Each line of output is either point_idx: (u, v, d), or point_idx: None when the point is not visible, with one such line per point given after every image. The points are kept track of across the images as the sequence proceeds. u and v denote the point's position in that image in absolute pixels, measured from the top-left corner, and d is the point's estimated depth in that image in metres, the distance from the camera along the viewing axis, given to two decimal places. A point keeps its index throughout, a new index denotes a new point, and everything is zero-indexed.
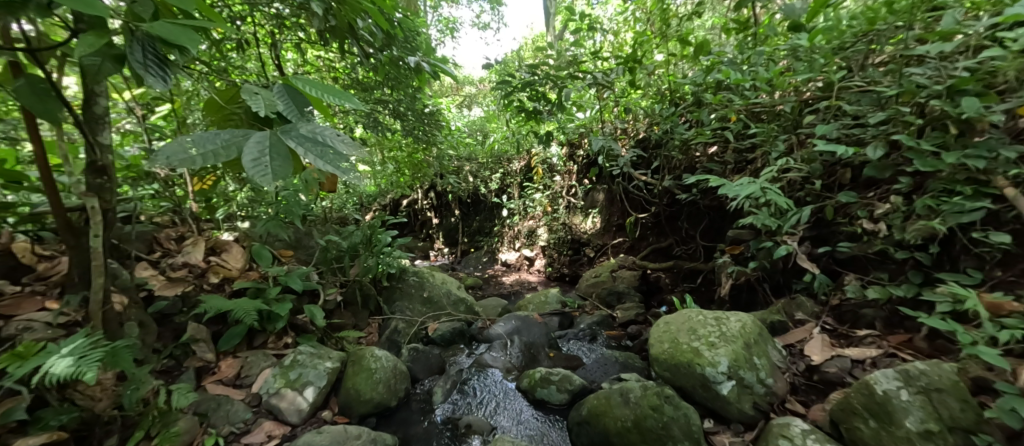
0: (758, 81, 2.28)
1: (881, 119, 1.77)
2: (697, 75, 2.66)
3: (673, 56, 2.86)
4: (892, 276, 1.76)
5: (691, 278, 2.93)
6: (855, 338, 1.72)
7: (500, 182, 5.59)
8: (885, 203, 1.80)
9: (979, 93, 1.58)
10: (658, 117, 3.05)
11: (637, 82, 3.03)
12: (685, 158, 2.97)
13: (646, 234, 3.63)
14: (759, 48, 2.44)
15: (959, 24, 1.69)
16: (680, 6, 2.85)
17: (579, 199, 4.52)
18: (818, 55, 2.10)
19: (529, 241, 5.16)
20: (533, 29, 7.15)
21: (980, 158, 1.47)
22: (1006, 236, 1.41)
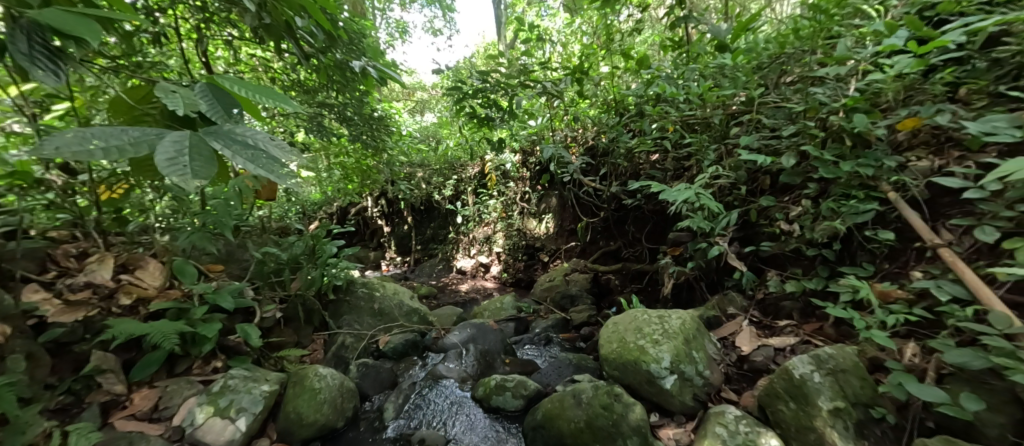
0: (690, 95, 2.47)
1: (792, 131, 2.00)
2: (639, 87, 2.82)
3: (617, 69, 3.02)
4: (805, 270, 1.98)
5: (638, 279, 3.09)
6: (779, 328, 1.91)
7: (453, 188, 5.52)
8: (797, 206, 2.03)
9: (867, 111, 1.82)
10: (604, 126, 3.19)
11: (584, 92, 3.16)
12: (630, 166, 3.12)
13: (596, 238, 3.76)
14: (691, 65, 2.65)
15: (852, 50, 1.95)
16: (622, 23, 3.03)
17: (532, 205, 4.59)
18: (740, 73, 2.32)
19: (484, 247, 5.15)
20: (485, 37, 7.27)
21: (869, 166, 1.72)
22: (890, 234, 1.63)
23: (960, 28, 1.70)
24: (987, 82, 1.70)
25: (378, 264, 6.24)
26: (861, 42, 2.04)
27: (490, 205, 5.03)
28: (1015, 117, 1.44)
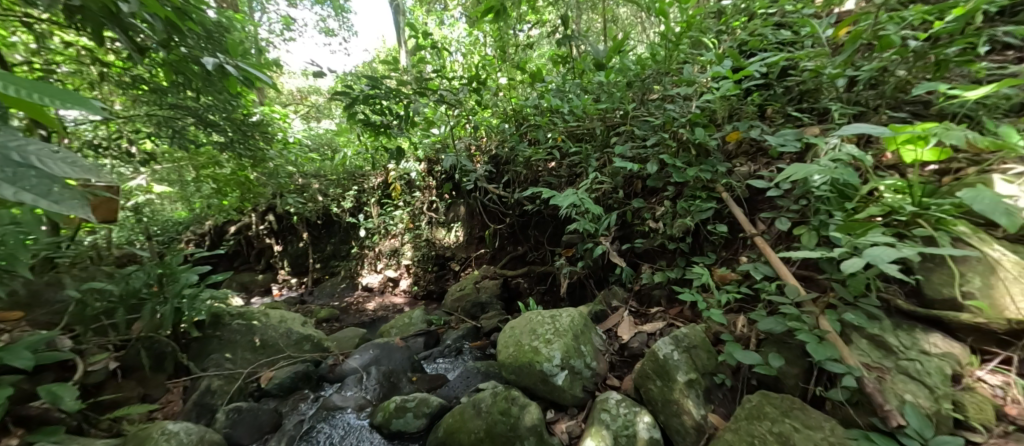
0: (572, 108, 2.68)
1: (653, 142, 2.28)
2: (535, 99, 2.97)
3: (514, 80, 3.14)
4: (668, 262, 2.27)
5: (542, 282, 3.21)
6: (652, 315, 2.15)
7: (355, 199, 5.08)
8: (660, 206, 2.32)
9: (705, 125, 2.17)
10: (505, 135, 3.27)
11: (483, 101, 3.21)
12: (530, 173, 3.21)
13: (503, 244, 3.80)
14: (577, 80, 2.88)
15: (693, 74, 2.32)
16: (516, 37, 3.15)
17: (440, 214, 4.47)
18: (615, 89, 2.59)
19: (392, 261, 4.85)
20: (385, 42, 6.95)
21: (708, 172, 2.05)
22: (723, 227, 1.97)
23: (759, 61, 2.14)
24: (781, 104, 2.17)
25: (266, 288, 5.47)
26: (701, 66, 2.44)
27: (394, 216, 4.78)
28: (797, 133, 1.86)
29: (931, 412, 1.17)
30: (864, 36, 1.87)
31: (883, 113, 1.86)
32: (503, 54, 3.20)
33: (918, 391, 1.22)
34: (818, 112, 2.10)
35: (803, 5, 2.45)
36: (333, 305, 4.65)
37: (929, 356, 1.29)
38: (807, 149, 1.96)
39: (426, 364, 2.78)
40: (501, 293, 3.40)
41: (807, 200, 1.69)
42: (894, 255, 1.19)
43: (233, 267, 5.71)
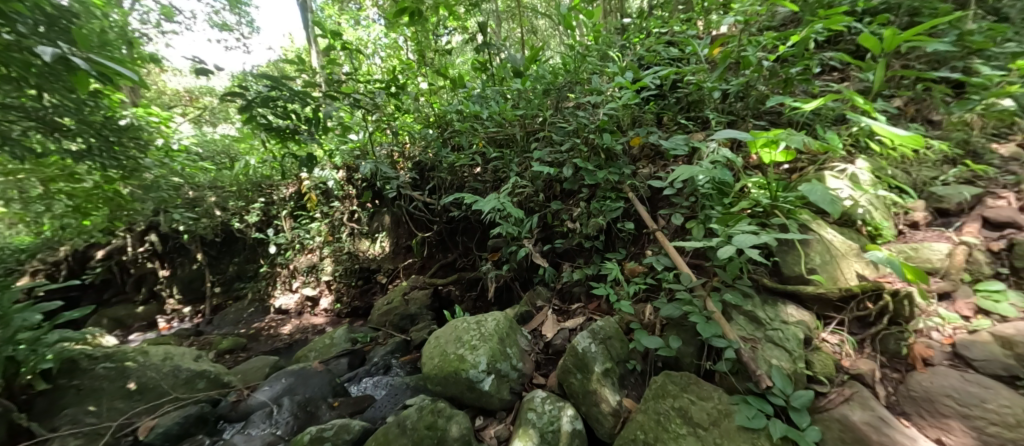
0: (492, 114, 2.73)
1: (568, 146, 2.40)
2: (458, 105, 2.97)
3: (435, 86, 3.15)
4: (585, 260, 2.39)
5: (472, 288, 3.19)
6: (574, 311, 2.26)
7: (262, 210, 4.62)
8: (576, 207, 2.45)
9: (611, 130, 2.34)
10: (429, 141, 3.19)
11: (404, 107, 3.18)
12: (455, 179, 3.17)
13: (432, 252, 3.72)
14: (496, 87, 2.98)
15: (599, 84, 2.50)
16: (436, 42, 3.16)
17: (363, 225, 4.23)
18: (533, 97, 2.68)
19: (309, 277, 4.45)
20: (293, 40, 6.45)
21: (615, 174, 2.22)
22: (629, 225, 2.14)
23: (652, 74, 2.36)
24: (673, 113, 2.44)
25: (150, 322, 4.67)
26: (607, 76, 2.64)
27: (310, 229, 4.44)
28: (686, 138, 2.08)
29: (791, 371, 1.40)
30: (732, 56, 2.21)
31: (748, 122, 2.22)
32: (423, 58, 3.18)
33: (782, 355, 1.44)
34: (701, 120, 2.40)
35: (686, 27, 2.80)
36: (242, 333, 4.13)
37: (788, 325, 1.53)
38: (693, 152, 2.23)
39: (351, 386, 2.62)
40: (432, 303, 3.32)
41: (695, 198, 1.92)
42: (755, 240, 1.42)
43: (102, 300, 4.78)
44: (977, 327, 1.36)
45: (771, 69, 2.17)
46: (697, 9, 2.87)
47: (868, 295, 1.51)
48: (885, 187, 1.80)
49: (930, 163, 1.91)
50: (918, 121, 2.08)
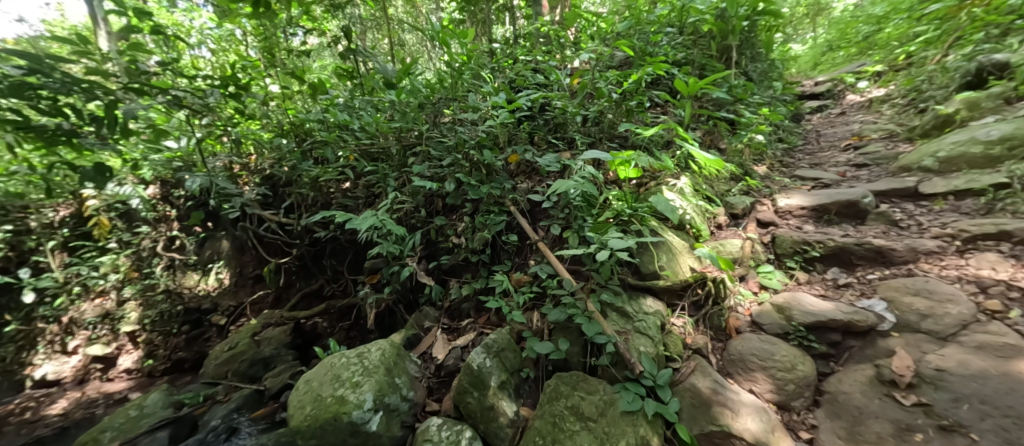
0: (364, 125, 2.62)
1: (449, 161, 2.46)
2: (320, 113, 2.80)
3: (288, 89, 2.94)
4: (472, 275, 2.47)
5: (345, 317, 2.97)
6: (463, 328, 2.32)
7: (4, 244, 3.16)
8: (461, 221, 2.54)
9: (490, 146, 2.48)
10: (283, 151, 2.99)
11: (252, 109, 2.84)
12: (320, 196, 2.95)
13: (293, 281, 3.32)
14: (366, 96, 2.89)
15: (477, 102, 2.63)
16: (288, 43, 2.96)
17: (189, 254, 3.49)
18: (408, 110, 2.65)
19: (94, 332, 3.33)
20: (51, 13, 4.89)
21: (497, 188, 2.36)
22: (512, 236, 2.28)
23: (526, 96, 2.61)
24: (544, 132, 2.69)
25: None
26: (483, 94, 2.79)
27: (99, 265, 3.34)
28: (557, 156, 2.34)
29: (654, 354, 1.66)
30: (588, 87, 2.61)
31: (604, 143, 2.59)
32: (272, 57, 2.93)
33: (647, 342, 1.69)
34: (567, 140, 2.70)
35: (547, 57, 3.14)
36: None
37: (649, 315, 1.81)
38: (564, 169, 2.50)
39: None
40: (294, 340, 2.89)
41: (569, 209, 2.15)
42: (623, 244, 1.69)
43: None
44: (763, 299, 1.87)
45: (618, 100, 2.59)
46: (555, 43, 3.26)
47: (698, 282, 1.89)
48: (700, 199, 2.30)
49: (724, 176, 2.62)
50: (713, 148, 2.90)
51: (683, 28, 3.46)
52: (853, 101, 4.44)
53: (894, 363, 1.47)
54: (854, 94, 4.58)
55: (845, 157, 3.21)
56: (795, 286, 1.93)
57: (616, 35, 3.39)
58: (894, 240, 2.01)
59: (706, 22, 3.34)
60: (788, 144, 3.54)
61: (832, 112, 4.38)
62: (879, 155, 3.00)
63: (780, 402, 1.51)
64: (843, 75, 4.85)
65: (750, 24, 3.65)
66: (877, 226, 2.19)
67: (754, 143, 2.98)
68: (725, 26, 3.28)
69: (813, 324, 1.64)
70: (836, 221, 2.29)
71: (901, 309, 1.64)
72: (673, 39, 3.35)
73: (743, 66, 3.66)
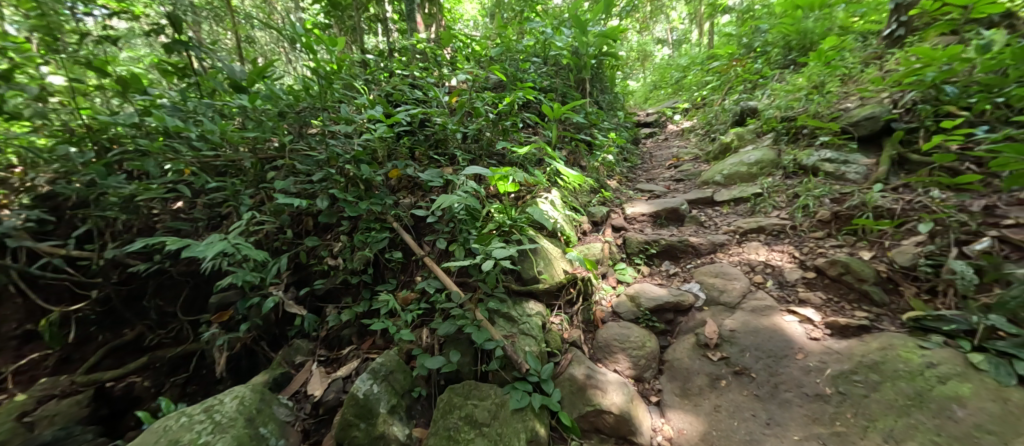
0: (204, 133, 2.01)
1: (320, 176, 2.22)
2: (130, 115, 2.01)
3: (83, 83, 2.02)
4: (354, 298, 2.20)
5: (179, 369, 2.04)
6: (343, 356, 2.05)
7: None
8: (337, 241, 2.25)
9: (367, 162, 2.36)
10: (69, 165, 1.95)
11: (7, 107, 1.85)
12: (135, 220, 2.06)
13: (94, 333, 2.06)
14: (204, 100, 2.22)
15: (351, 114, 2.46)
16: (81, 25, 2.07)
17: None
18: (265, 118, 2.23)
19: None
20: None
21: (378, 204, 2.26)
22: (398, 254, 2.19)
23: (404, 111, 2.64)
24: (424, 148, 2.72)
25: None
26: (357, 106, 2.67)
27: None
28: (440, 172, 2.41)
29: (538, 352, 1.84)
30: (465, 107, 2.75)
31: (483, 160, 2.75)
32: (53, 41, 1.93)
33: (531, 341, 1.86)
34: (449, 156, 2.78)
35: (425, 74, 3.20)
36: None
37: (531, 317, 1.98)
38: (446, 184, 2.57)
39: None
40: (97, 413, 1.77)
41: (454, 223, 2.24)
42: (505, 253, 1.84)
43: None
44: (620, 291, 2.22)
45: (494, 120, 2.83)
46: (432, 61, 3.36)
47: (570, 282, 2.15)
48: (568, 209, 2.63)
49: (585, 189, 3.00)
50: (576, 165, 3.30)
51: (546, 60, 3.92)
52: (673, 130, 5.54)
53: (706, 330, 1.91)
54: (673, 124, 5.72)
55: (669, 173, 3.97)
56: (642, 278, 2.33)
57: (489, 59, 3.65)
58: (700, 238, 2.56)
59: (564, 56, 3.89)
60: (631, 162, 4.23)
61: (660, 137, 5.37)
62: (692, 172, 3.77)
63: (636, 376, 1.84)
64: (666, 110, 6.03)
65: (598, 62, 4.32)
66: (690, 228, 2.76)
67: (606, 162, 3.50)
68: (579, 62, 3.87)
69: (655, 307, 2.04)
70: (665, 225, 2.81)
71: (709, 289, 2.12)
72: (538, 68, 3.77)
73: (594, 96, 4.32)
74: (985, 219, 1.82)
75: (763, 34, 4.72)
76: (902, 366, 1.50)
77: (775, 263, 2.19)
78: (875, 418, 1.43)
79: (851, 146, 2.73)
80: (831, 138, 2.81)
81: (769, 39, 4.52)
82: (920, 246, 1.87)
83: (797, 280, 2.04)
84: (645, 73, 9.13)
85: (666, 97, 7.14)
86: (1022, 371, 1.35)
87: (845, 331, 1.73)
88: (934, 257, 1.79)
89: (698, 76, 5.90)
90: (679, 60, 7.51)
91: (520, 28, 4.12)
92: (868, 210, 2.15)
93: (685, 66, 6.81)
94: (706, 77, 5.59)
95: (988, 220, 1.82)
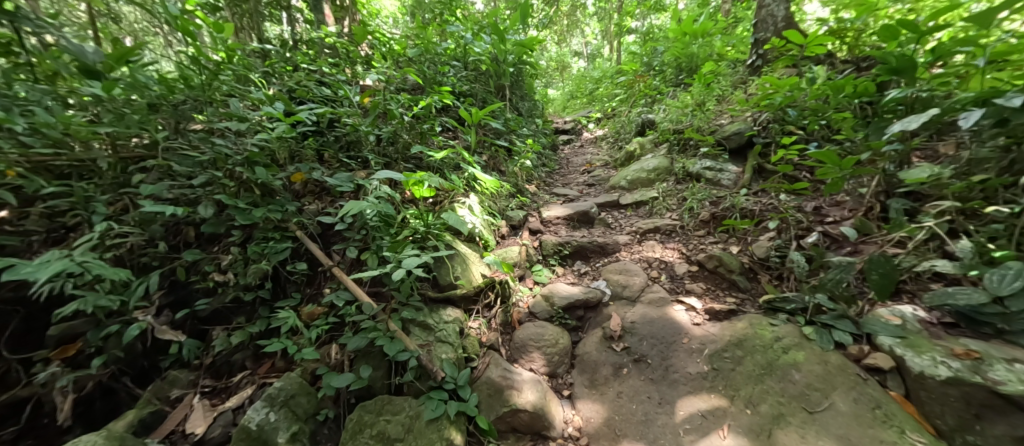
0: (34, 124, 1.61)
1: (203, 180, 1.93)
2: None
3: None
4: (248, 317, 1.92)
5: (4, 421, 1.45)
6: (233, 385, 1.76)
7: None
8: (226, 254, 1.94)
9: (265, 164, 2.12)
10: None
11: None
12: None
13: None
14: (38, 84, 1.76)
15: (241, 110, 2.20)
16: None
17: None
18: (127, 109, 1.87)
19: None
20: None
21: (277, 211, 2.04)
22: (303, 265, 2.00)
23: (307, 109, 2.45)
24: (333, 152, 2.55)
25: None
26: (250, 102, 2.41)
27: None
28: (350, 176, 2.28)
29: (456, 359, 1.84)
30: (379, 108, 2.66)
31: (399, 164, 2.67)
32: None
33: (448, 349, 1.85)
34: (361, 160, 2.65)
35: (335, 71, 3.03)
36: None
37: (449, 323, 1.96)
38: (358, 188, 2.44)
39: None
40: None
41: (366, 230, 2.14)
42: (416, 260, 1.80)
43: None
44: (536, 291, 2.31)
45: (410, 123, 2.78)
46: (344, 58, 3.19)
47: (488, 286, 2.17)
48: (486, 213, 2.67)
49: (503, 194, 3.07)
50: (495, 170, 3.36)
51: (466, 65, 3.94)
52: (588, 138, 5.92)
53: (612, 323, 2.07)
54: (589, 132, 6.10)
55: (582, 178, 4.24)
56: (557, 278, 2.45)
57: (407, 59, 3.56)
58: (608, 238, 2.77)
59: (483, 61, 3.94)
60: (548, 168, 4.43)
61: (577, 144, 5.72)
62: (602, 177, 4.06)
63: (550, 372, 1.94)
64: (581, 119, 6.42)
65: (516, 70, 4.47)
66: (599, 229, 2.97)
67: (524, 167, 3.62)
68: (498, 68, 3.97)
69: (567, 305, 2.16)
70: (578, 227, 2.98)
71: (614, 285, 2.30)
72: (458, 72, 3.78)
73: (514, 102, 4.45)
74: (816, 219, 2.25)
75: (660, 55, 5.28)
76: (759, 342, 1.78)
77: (667, 259, 2.45)
78: (739, 387, 1.68)
79: (724, 157, 3.18)
80: (710, 149, 3.24)
81: (666, 60, 5.06)
82: (772, 241, 2.23)
83: (685, 273, 2.30)
84: (563, 83, 9.64)
85: (581, 106, 7.59)
86: (837, 337, 1.67)
87: (718, 315, 2.01)
88: (782, 250, 2.15)
89: (609, 88, 6.38)
90: (592, 73, 8.05)
91: (440, 30, 4.08)
92: (737, 212, 2.51)
93: (597, 79, 7.32)
94: (615, 89, 6.07)
95: (816, 220, 2.24)
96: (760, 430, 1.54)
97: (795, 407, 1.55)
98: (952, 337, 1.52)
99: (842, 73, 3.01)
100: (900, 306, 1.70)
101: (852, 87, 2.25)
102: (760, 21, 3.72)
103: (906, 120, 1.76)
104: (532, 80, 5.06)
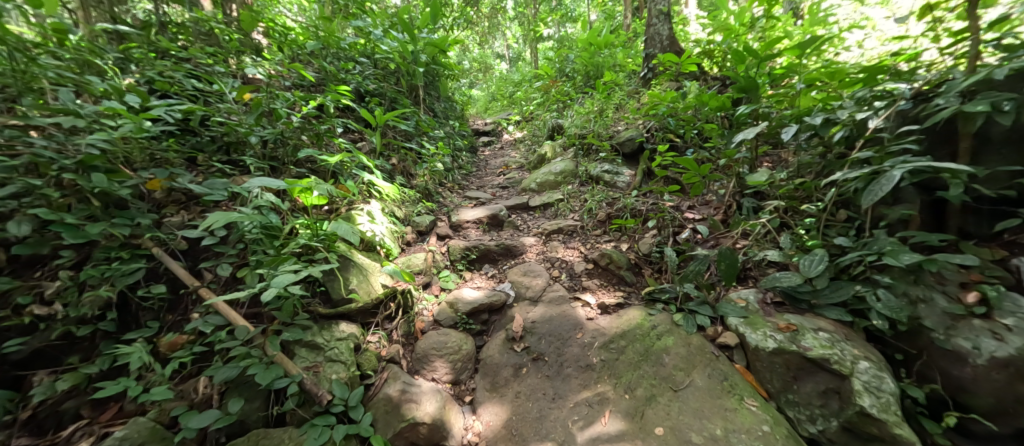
0: None
1: (14, 189, 1.54)
2: None
3: None
4: (85, 356, 1.59)
5: None
6: (62, 440, 1.42)
7: None
8: (52, 281, 1.59)
9: (108, 169, 1.77)
10: None
11: None
12: None
13: None
14: None
15: (75, 103, 1.84)
16: None
17: None
18: None
19: None
20: None
21: (125, 225, 1.72)
22: (161, 287, 1.71)
23: (166, 106, 2.13)
24: (207, 154, 2.25)
25: None
26: (89, 94, 1.99)
27: None
28: (225, 183, 2.02)
29: (348, 378, 1.73)
30: (264, 107, 2.41)
31: (289, 169, 2.44)
32: None
33: (340, 368, 1.74)
34: (239, 165, 2.36)
35: (213, 61, 2.68)
36: None
37: (342, 340, 1.84)
38: (235, 196, 2.17)
39: None
40: None
41: (243, 244, 1.91)
42: (292, 277, 1.64)
43: None
44: (441, 298, 2.28)
45: (302, 124, 2.56)
46: (227, 48, 2.84)
47: (389, 297, 2.09)
48: (389, 220, 2.56)
49: (410, 199, 2.98)
50: (405, 173, 3.26)
51: (375, 63, 3.76)
52: (508, 140, 6.05)
53: (514, 324, 2.13)
54: (508, 135, 6.22)
55: (498, 180, 4.32)
56: (464, 283, 2.45)
57: (306, 53, 3.28)
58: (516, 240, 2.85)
59: (393, 60, 3.78)
60: (465, 170, 4.43)
61: (496, 146, 5.81)
62: (514, 179, 4.17)
63: (452, 380, 1.94)
64: (501, 121, 6.52)
65: (430, 70, 4.41)
66: (508, 231, 3.04)
67: (434, 171, 3.56)
68: (409, 68, 3.85)
69: (471, 310, 2.17)
70: (488, 230, 3.02)
71: (517, 286, 2.37)
72: (365, 70, 3.61)
73: (426, 103, 4.37)
74: (688, 217, 2.54)
75: (570, 63, 5.58)
76: (639, 331, 1.96)
77: (568, 258, 2.59)
78: (622, 375, 1.84)
79: (619, 161, 3.46)
80: (607, 153, 3.51)
81: (575, 68, 5.37)
82: (654, 238, 2.47)
83: (582, 271, 2.46)
84: (486, 84, 9.67)
85: (502, 109, 7.73)
86: (698, 322, 1.91)
87: (608, 309, 2.17)
88: (661, 245, 2.39)
89: (525, 92, 6.58)
90: (512, 77, 8.24)
91: (345, 24, 3.83)
92: (627, 212, 2.74)
93: (516, 83, 7.51)
94: (531, 93, 6.27)
95: (688, 217, 2.55)
96: (636, 412, 1.70)
97: (664, 388, 1.74)
98: (780, 313, 1.82)
99: (711, 89, 3.48)
100: (745, 289, 1.99)
101: (714, 102, 2.60)
102: (650, 39, 4.14)
103: (746, 131, 2.11)
104: (449, 82, 5.03)
